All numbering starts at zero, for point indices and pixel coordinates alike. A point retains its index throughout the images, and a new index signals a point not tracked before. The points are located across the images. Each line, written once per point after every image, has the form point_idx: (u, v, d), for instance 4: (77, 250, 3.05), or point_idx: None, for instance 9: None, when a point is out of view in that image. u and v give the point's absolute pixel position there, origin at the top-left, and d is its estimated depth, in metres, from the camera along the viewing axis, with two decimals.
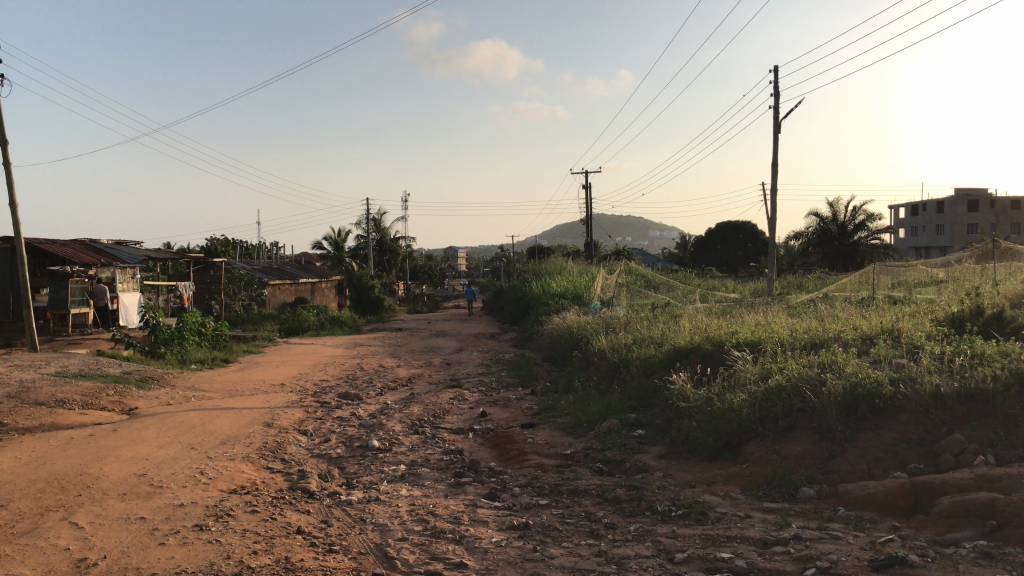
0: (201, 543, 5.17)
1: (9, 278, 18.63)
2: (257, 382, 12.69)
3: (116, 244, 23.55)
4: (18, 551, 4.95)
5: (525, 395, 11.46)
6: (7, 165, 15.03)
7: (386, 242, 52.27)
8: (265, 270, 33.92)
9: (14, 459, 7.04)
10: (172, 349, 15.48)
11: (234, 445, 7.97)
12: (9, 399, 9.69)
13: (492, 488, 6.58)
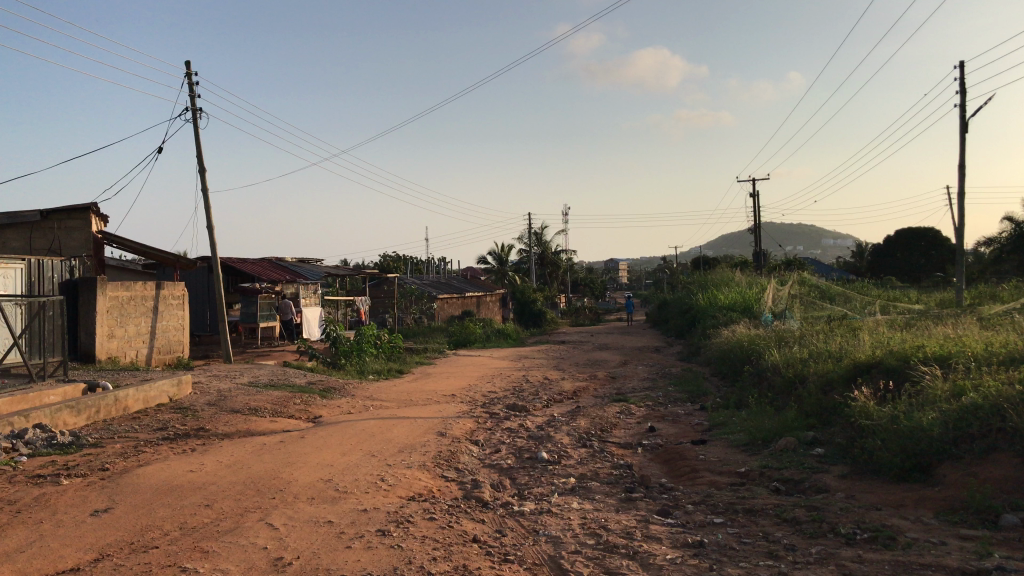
0: (385, 548, 5.40)
1: (206, 294, 20.33)
2: (429, 392, 13.16)
3: (299, 262, 25.10)
4: (223, 548, 5.36)
5: (695, 410, 11.25)
6: (205, 192, 16.40)
7: (548, 255, 52.89)
8: (433, 285, 35.09)
9: (216, 462, 7.66)
10: (352, 361, 16.32)
11: (411, 453, 8.30)
12: (210, 407, 10.56)
13: (664, 505, 6.50)
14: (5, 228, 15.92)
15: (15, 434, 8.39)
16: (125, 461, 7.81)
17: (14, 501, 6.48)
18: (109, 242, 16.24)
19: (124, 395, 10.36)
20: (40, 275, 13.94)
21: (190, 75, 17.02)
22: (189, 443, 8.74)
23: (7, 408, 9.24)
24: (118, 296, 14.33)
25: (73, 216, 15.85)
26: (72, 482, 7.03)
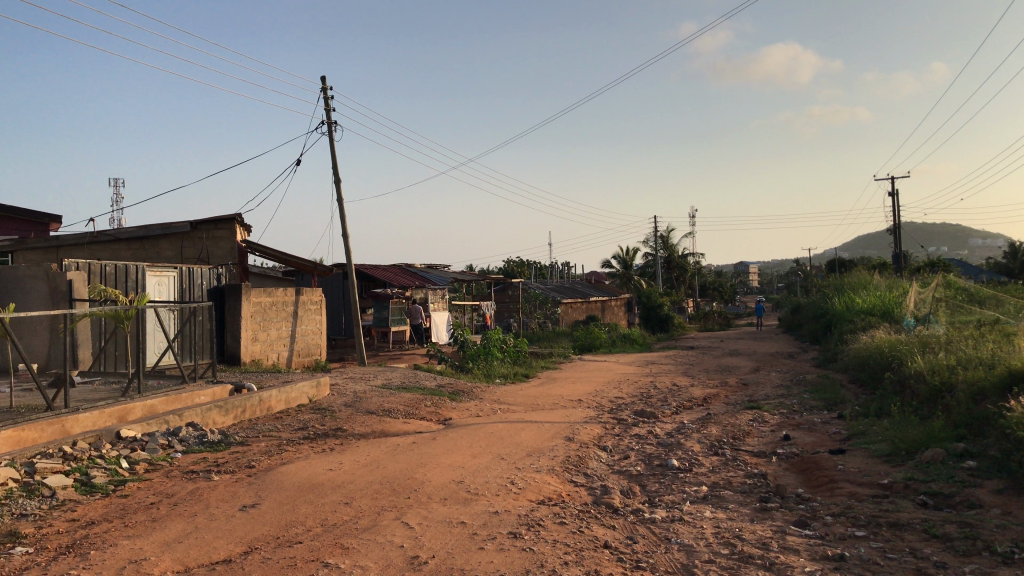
0: (517, 550, 5.46)
1: (341, 300, 21.14)
2: (557, 397, 13.22)
3: (427, 268, 25.71)
4: (363, 545, 5.55)
5: (832, 418, 10.85)
6: (340, 202, 17.04)
7: (674, 259, 52.13)
8: (558, 290, 35.21)
9: (352, 461, 7.94)
10: (479, 365, 16.59)
11: (541, 457, 8.35)
12: (347, 408, 10.97)
13: (802, 516, 6.29)
14: (159, 239, 16.90)
15: (170, 431, 8.96)
16: (270, 459, 8.21)
17: (171, 495, 6.92)
18: (252, 251, 17.13)
19: (267, 395, 10.90)
20: (191, 282, 14.84)
21: (325, 90, 17.76)
22: (328, 442, 9.10)
23: (163, 407, 9.89)
24: (261, 302, 15.09)
25: (220, 227, 16.80)
26: (222, 478, 7.45)
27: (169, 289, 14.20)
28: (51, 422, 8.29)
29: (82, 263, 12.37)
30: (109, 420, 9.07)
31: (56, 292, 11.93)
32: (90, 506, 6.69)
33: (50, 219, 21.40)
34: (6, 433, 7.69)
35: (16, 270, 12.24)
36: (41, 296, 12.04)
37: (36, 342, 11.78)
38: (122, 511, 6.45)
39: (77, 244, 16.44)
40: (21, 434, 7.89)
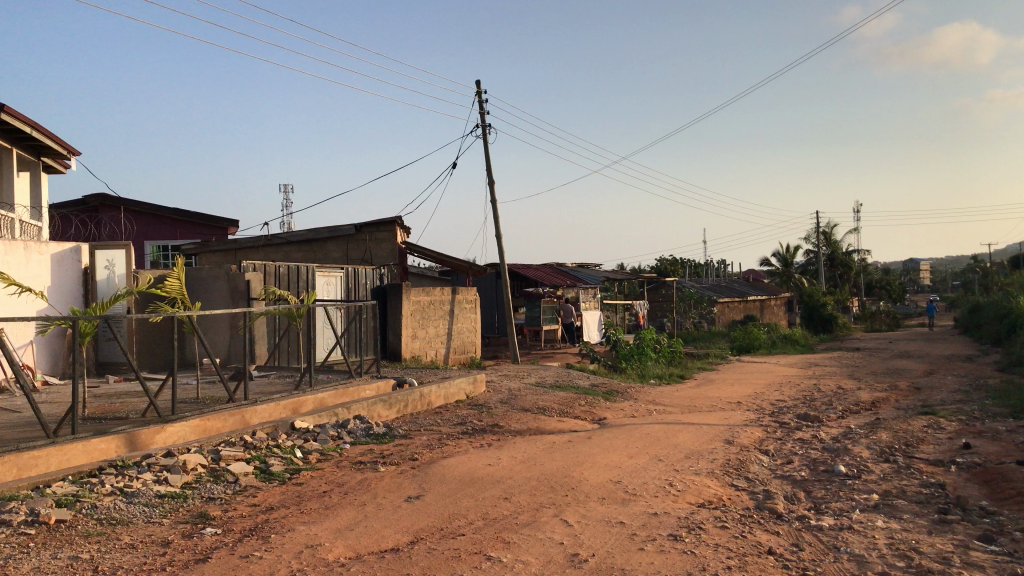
0: (678, 553, 5.39)
1: (496, 299, 21.58)
2: (714, 398, 12.94)
3: (579, 267, 25.77)
4: (524, 540, 5.64)
5: (1019, 427, 10.06)
6: (494, 203, 17.38)
7: (838, 256, 49.86)
8: (715, 289, 34.46)
9: (510, 458, 8.08)
10: (634, 364, 16.48)
11: (699, 460, 8.21)
12: (503, 405, 11.18)
13: (987, 530, 5.87)
14: (326, 241, 17.82)
15: (340, 424, 9.43)
16: (431, 453, 8.48)
17: (342, 484, 7.28)
18: (411, 252, 17.74)
19: (428, 391, 11.27)
20: (356, 282, 15.55)
21: (480, 93, 18.17)
22: (486, 438, 9.30)
23: (332, 400, 10.41)
24: (420, 301, 15.60)
25: (382, 229, 17.50)
26: (388, 469, 7.76)
27: (336, 289, 14.93)
28: (233, 413, 8.95)
29: (258, 264, 13.23)
30: (284, 412, 9.66)
31: (236, 292, 12.85)
32: (269, 492, 7.14)
33: (228, 223, 22.93)
34: (192, 424, 8.46)
35: (201, 270, 13.26)
36: (223, 295, 12.98)
37: (219, 337, 12.72)
38: (297, 498, 6.84)
39: (254, 247, 17.60)
40: (207, 423, 8.64)
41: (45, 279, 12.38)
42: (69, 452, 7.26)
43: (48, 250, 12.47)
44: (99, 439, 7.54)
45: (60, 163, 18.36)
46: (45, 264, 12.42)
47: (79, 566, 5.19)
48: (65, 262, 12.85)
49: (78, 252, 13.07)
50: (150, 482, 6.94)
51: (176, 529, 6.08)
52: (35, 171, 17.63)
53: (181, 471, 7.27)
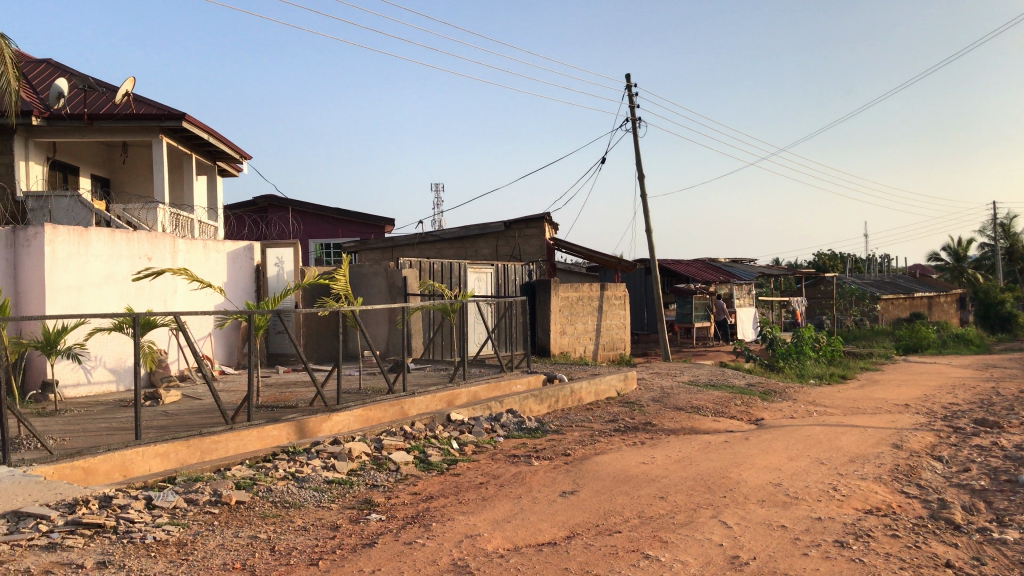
0: (845, 560, 5.17)
1: (646, 295, 21.41)
2: (880, 400, 12.31)
3: (732, 263, 25.14)
4: (682, 539, 5.57)
5: None
6: (643, 198, 17.22)
7: (1017, 249, 46.24)
8: (879, 285, 32.75)
9: (665, 456, 7.98)
10: (791, 363, 15.93)
11: (866, 464, 7.83)
12: (656, 403, 11.07)
13: None
14: (477, 238, 18.20)
15: (493, 417, 9.62)
16: (584, 449, 8.50)
17: (497, 476, 7.42)
18: (560, 248, 17.82)
19: (578, 387, 11.32)
20: (506, 278, 15.80)
21: (630, 87, 18.04)
22: (638, 436, 9.23)
23: (485, 393, 10.65)
24: (569, 297, 15.66)
25: (530, 226, 17.68)
26: (542, 464, 7.84)
27: (487, 284, 15.23)
28: (392, 404, 9.31)
29: (414, 260, 13.67)
30: (440, 404, 9.96)
31: (394, 288, 13.36)
32: (428, 481, 7.37)
33: (385, 222, 23.79)
34: (355, 413, 8.88)
35: (362, 266, 13.85)
36: (382, 291, 13.51)
37: (378, 331, 13.29)
38: (455, 489, 7.02)
39: (409, 244, 18.21)
40: (369, 413, 9.04)
41: (222, 275, 13.29)
42: (245, 437, 7.80)
43: (224, 248, 13.36)
44: (271, 426, 8.04)
45: (233, 166, 19.62)
46: (222, 262, 13.32)
47: (258, 545, 5.55)
48: (240, 260, 13.72)
49: (251, 250, 13.92)
50: (319, 468, 7.33)
51: (344, 513, 6.37)
52: (211, 175, 18.94)
53: (347, 458, 7.64)
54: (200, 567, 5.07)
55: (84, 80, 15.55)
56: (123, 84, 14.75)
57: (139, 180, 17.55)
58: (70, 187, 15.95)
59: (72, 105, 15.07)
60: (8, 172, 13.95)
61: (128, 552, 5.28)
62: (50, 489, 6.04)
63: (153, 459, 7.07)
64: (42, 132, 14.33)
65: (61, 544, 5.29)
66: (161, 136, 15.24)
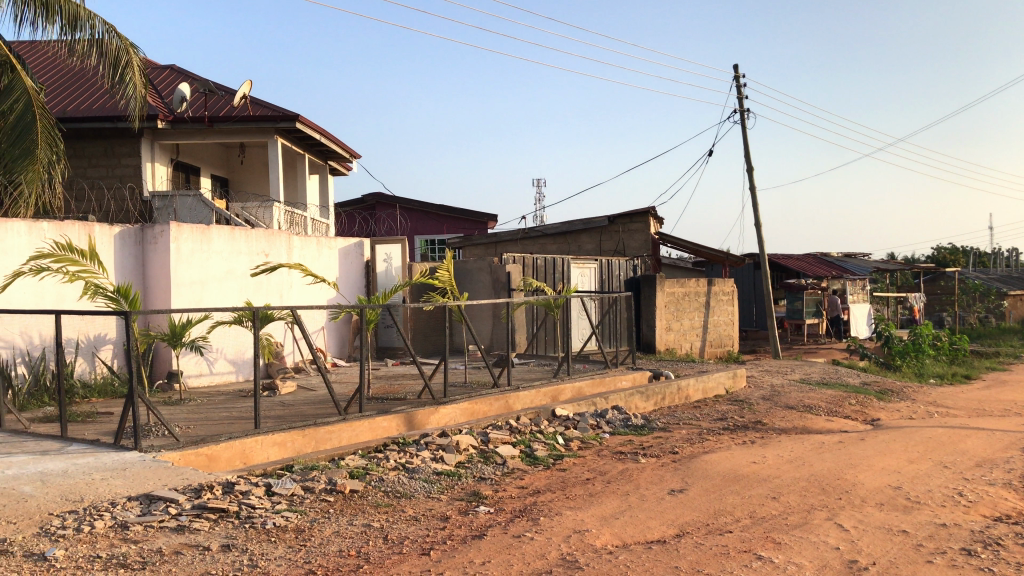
0: (973, 569, 4.93)
1: (755, 291, 20.94)
2: (1007, 402, 11.67)
3: (845, 258, 24.30)
4: (796, 541, 5.42)
5: None
6: (752, 191, 16.83)
7: None
8: (1005, 281, 31.07)
9: (776, 456, 7.78)
10: (909, 362, 15.29)
11: (993, 469, 7.44)
12: (766, 402, 10.82)
13: None
14: (581, 233, 18.17)
15: (599, 413, 9.59)
16: (692, 447, 8.38)
17: (604, 472, 7.40)
18: (665, 243, 17.60)
19: (685, 384, 11.18)
20: (610, 273, 15.71)
21: (738, 78, 17.65)
22: (748, 435, 9.03)
23: (590, 389, 10.63)
24: (675, 292, 15.45)
25: (636, 220, 17.53)
26: (649, 461, 7.77)
27: (591, 279, 15.17)
28: (498, 398, 9.42)
29: (518, 256, 13.75)
30: (544, 399, 10.00)
31: (498, 284, 13.49)
32: (535, 476, 7.41)
33: (489, 218, 24.01)
34: (461, 407, 9.01)
35: (467, 262, 14.03)
36: (487, 286, 13.64)
37: (483, 325, 13.46)
38: (562, 484, 7.04)
39: (512, 239, 18.34)
40: (475, 407, 9.17)
41: (334, 271, 13.70)
42: (358, 428, 8.03)
43: (336, 244, 13.76)
44: (382, 417, 8.26)
45: (343, 165, 20.16)
46: (333, 258, 13.73)
47: (372, 533, 5.70)
48: (350, 256, 14.11)
49: (361, 247, 14.29)
50: (428, 460, 7.48)
51: (453, 505, 6.48)
52: (322, 173, 19.53)
53: (455, 450, 7.76)
54: (318, 553, 5.25)
55: (205, 84, 16.28)
56: (241, 87, 15.38)
57: (255, 179, 18.27)
58: (192, 187, 16.73)
59: (194, 108, 15.78)
60: (136, 173, 14.74)
61: (250, 536, 5.51)
62: (178, 475, 6.37)
63: (271, 448, 7.36)
64: (166, 134, 15.07)
65: (189, 527, 5.57)
66: (276, 136, 15.80)
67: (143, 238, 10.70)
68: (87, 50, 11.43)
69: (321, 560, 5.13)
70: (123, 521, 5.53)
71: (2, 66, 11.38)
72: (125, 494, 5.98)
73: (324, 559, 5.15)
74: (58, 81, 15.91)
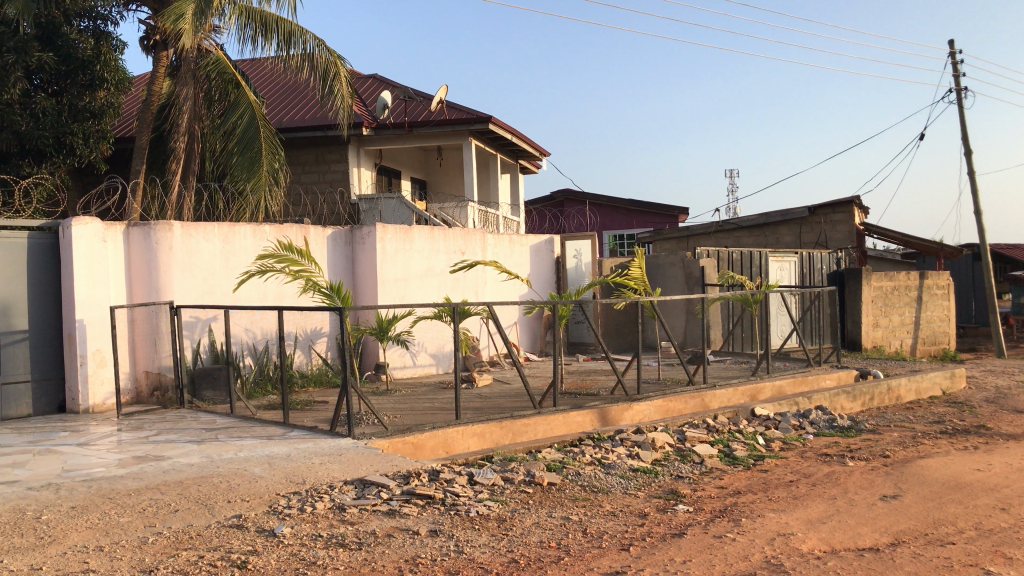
0: None
1: (975, 285, 19.37)
2: None
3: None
4: None
5: None
6: (972, 176, 15.54)
7: None
8: None
9: (1004, 464, 7.15)
10: None
11: None
12: (991, 405, 9.97)
13: None
14: (778, 226, 17.50)
15: (802, 413, 9.23)
16: (906, 451, 7.86)
17: (808, 475, 7.10)
18: (871, 234, 16.62)
19: (897, 384, 10.53)
20: (811, 267, 15.01)
21: (955, 54, 16.36)
22: (970, 440, 8.36)
23: (791, 388, 10.23)
24: (883, 287, 14.56)
25: (838, 210, 16.70)
26: (858, 464, 7.38)
27: (791, 273, 14.58)
28: (694, 395, 9.28)
29: (712, 250, 13.46)
30: (742, 398, 9.74)
31: (692, 279, 13.28)
32: (735, 476, 7.22)
33: (679, 211, 23.63)
34: (656, 404, 8.95)
35: (658, 257, 13.91)
36: (680, 281, 13.46)
37: (676, 321, 13.29)
38: (764, 485, 6.83)
39: (705, 233, 17.96)
40: (670, 404, 9.07)
41: (526, 268, 14.01)
42: (553, 422, 8.17)
43: (528, 241, 14.05)
44: (576, 412, 8.36)
45: (533, 163, 20.55)
46: (525, 255, 14.02)
47: (571, 526, 5.79)
48: (542, 252, 14.35)
49: (551, 243, 14.50)
50: (624, 456, 7.49)
51: (652, 502, 6.44)
52: (513, 172, 19.99)
53: (651, 447, 7.72)
54: (519, 543, 5.39)
55: (405, 91, 17.09)
56: (438, 92, 16.01)
57: (451, 180, 19.00)
58: (394, 190, 17.63)
59: (395, 114, 16.61)
60: (343, 178, 15.75)
61: (455, 523, 5.75)
62: (389, 462, 6.76)
63: (471, 439, 7.65)
64: (371, 140, 15.97)
65: (399, 512, 5.88)
66: (470, 138, 16.32)
67: (352, 239, 11.40)
68: (300, 64, 12.39)
69: (523, 550, 5.26)
70: (341, 504, 5.93)
71: (228, 84, 12.56)
72: (341, 478, 6.41)
73: (526, 549, 5.28)
74: (275, 94, 17.27)
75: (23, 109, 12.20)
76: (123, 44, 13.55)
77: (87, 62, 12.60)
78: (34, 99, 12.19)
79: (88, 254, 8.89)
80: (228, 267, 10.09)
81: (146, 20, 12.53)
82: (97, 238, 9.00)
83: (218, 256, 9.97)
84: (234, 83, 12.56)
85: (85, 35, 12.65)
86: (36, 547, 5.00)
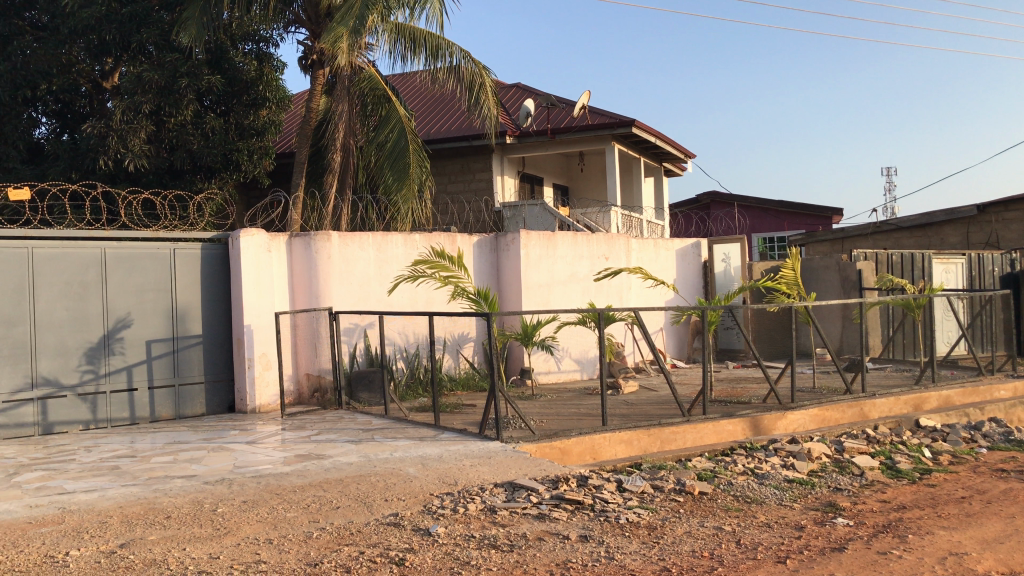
0: None
1: None
2: None
3: None
4: None
5: None
6: None
7: None
8: None
9: None
10: None
11: None
12: None
13: None
14: (943, 226, 16.50)
15: (973, 426, 8.66)
16: None
17: (982, 491, 6.65)
18: None
19: None
20: (981, 269, 14.05)
21: None
22: None
23: (960, 398, 9.61)
24: None
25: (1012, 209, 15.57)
26: None
27: (958, 276, 13.71)
28: (852, 405, 8.88)
29: (871, 252, 12.87)
30: (906, 408, 9.24)
31: (848, 283, 12.78)
32: (899, 490, 6.86)
33: (832, 212, 22.66)
34: (811, 413, 8.63)
35: (813, 260, 13.43)
36: (836, 285, 12.94)
37: (832, 328, 12.77)
38: (932, 500, 6.46)
39: (861, 235, 17.15)
40: (826, 413, 8.72)
41: (672, 273, 13.83)
42: (702, 430, 8.04)
43: (674, 246, 13.86)
44: (726, 420, 8.17)
45: (677, 166, 20.25)
46: (671, 259, 13.84)
47: (724, 536, 5.67)
48: (689, 257, 14.12)
49: (698, 248, 14.24)
50: (778, 467, 7.26)
51: (809, 514, 6.22)
52: (657, 176, 19.77)
53: (807, 458, 7.45)
54: (671, 551, 5.33)
55: (548, 97, 17.24)
56: (580, 98, 16.06)
57: (594, 185, 19.01)
58: (537, 197, 17.82)
59: (538, 122, 16.79)
60: (488, 186, 16.07)
61: (606, 529, 5.75)
62: (537, 466, 6.85)
63: (618, 445, 7.63)
64: (515, 148, 16.21)
65: (549, 515, 5.94)
66: (613, 143, 16.27)
67: (497, 246, 11.61)
68: (447, 76, 12.73)
69: (675, 558, 5.20)
70: (491, 505, 6.05)
71: (379, 98, 13.08)
72: (492, 480, 6.55)
73: (678, 558, 5.22)
74: (423, 107, 17.84)
75: (196, 128, 13.12)
76: (282, 64, 14.34)
77: (250, 83, 13.44)
78: (205, 119, 13.08)
79: (254, 264, 9.47)
80: (382, 274, 10.50)
81: (304, 40, 13.22)
82: (262, 249, 9.57)
83: (372, 264, 10.38)
84: (384, 97, 13.07)
85: (248, 57, 13.49)
86: (214, 537, 5.38)
